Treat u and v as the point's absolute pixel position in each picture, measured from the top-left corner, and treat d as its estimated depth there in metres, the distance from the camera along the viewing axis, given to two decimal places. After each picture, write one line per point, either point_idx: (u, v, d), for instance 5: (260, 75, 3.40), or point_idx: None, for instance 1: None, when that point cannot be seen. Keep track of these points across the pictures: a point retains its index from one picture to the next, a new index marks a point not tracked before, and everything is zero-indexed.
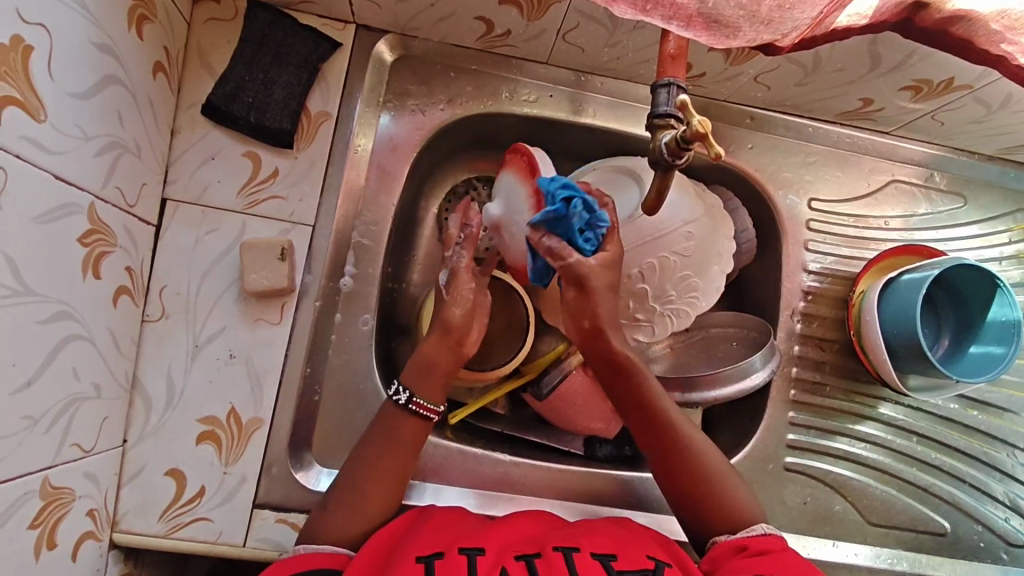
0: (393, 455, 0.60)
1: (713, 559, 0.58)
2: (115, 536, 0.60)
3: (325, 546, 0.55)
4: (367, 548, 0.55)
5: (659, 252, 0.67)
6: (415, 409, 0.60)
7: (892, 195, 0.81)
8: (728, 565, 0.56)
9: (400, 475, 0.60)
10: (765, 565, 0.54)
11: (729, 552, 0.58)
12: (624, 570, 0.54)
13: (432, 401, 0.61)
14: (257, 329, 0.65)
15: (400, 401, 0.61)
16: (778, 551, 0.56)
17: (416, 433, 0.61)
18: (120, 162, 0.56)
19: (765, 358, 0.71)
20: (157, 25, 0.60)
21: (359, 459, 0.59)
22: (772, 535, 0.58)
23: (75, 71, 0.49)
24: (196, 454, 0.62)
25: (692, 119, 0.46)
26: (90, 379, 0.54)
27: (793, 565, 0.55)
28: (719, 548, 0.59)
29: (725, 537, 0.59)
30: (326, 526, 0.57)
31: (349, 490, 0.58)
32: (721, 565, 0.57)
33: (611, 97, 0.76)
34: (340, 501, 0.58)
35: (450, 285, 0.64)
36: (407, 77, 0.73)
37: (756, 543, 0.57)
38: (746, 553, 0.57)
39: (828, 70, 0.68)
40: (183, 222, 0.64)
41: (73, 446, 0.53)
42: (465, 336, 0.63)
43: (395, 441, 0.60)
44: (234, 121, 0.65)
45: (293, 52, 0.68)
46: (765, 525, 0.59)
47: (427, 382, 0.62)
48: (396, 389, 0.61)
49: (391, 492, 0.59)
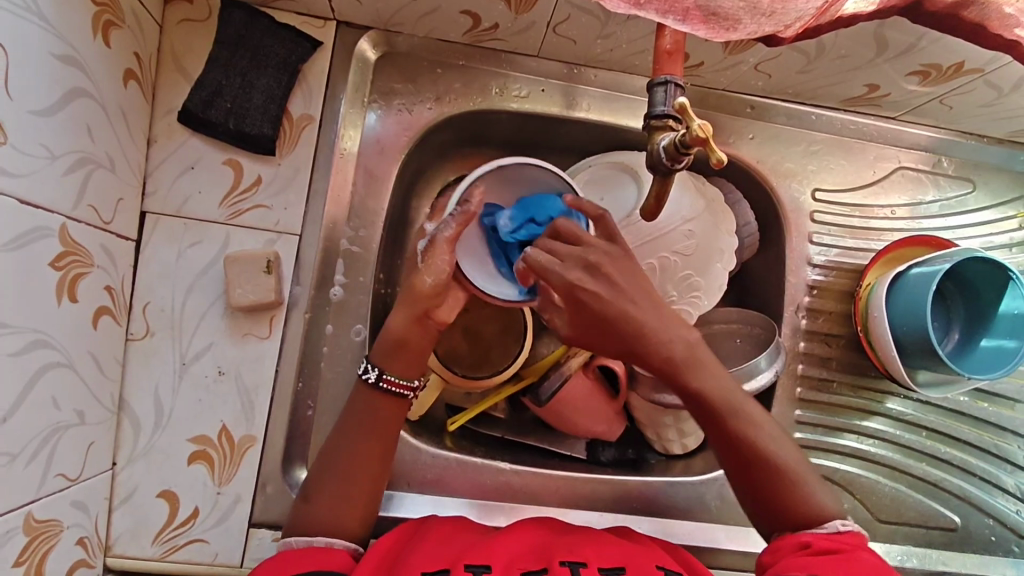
0: (376, 438, 0.58)
1: (775, 552, 0.54)
2: (109, 561, 0.59)
3: (319, 540, 0.54)
4: (373, 551, 0.54)
5: (659, 252, 0.65)
6: (386, 386, 0.58)
7: (898, 182, 0.78)
8: (789, 562, 0.52)
9: (384, 455, 0.59)
10: (829, 564, 0.50)
11: (792, 547, 0.54)
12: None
13: (404, 377, 0.59)
14: (246, 344, 0.63)
15: (371, 379, 0.58)
16: (849, 550, 0.51)
17: (395, 414, 0.59)
18: (92, 178, 0.53)
19: (770, 358, 0.69)
20: (126, 31, 0.57)
21: (341, 446, 0.58)
22: (846, 533, 0.54)
23: (36, 87, 0.46)
24: (188, 475, 0.60)
25: (692, 122, 0.43)
26: (72, 406, 0.52)
27: (864, 567, 0.50)
28: (783, 540, 0.55)
29: (791, 533, 0.55)
30: (317, 518, 0.56)
31: (336, 478, 0.57)
32: (781, 558, 0.54)
33: (605, 90, 0.73)
34: (326, 489, 0.56)
35: (427, 250, 0.59)
36: (392, 74, 0.69)
37: (825, 540, 0.53)
38: (810, 552, 0.52)
39: (833, 57, 0.65)
40: (164, 235, 0.62)
41: (58, 477, 0.51)
42: (435, 308, 0.60)
43: (373, 423, 0.58)
44: (212, 128, 0.62)
45: (271, 54, 0.64)
46: (840, 521, 0.54)
47: (398, 359, 0.59)
48: (366, 368, 0.59)
49: (376, 476, 0.58)
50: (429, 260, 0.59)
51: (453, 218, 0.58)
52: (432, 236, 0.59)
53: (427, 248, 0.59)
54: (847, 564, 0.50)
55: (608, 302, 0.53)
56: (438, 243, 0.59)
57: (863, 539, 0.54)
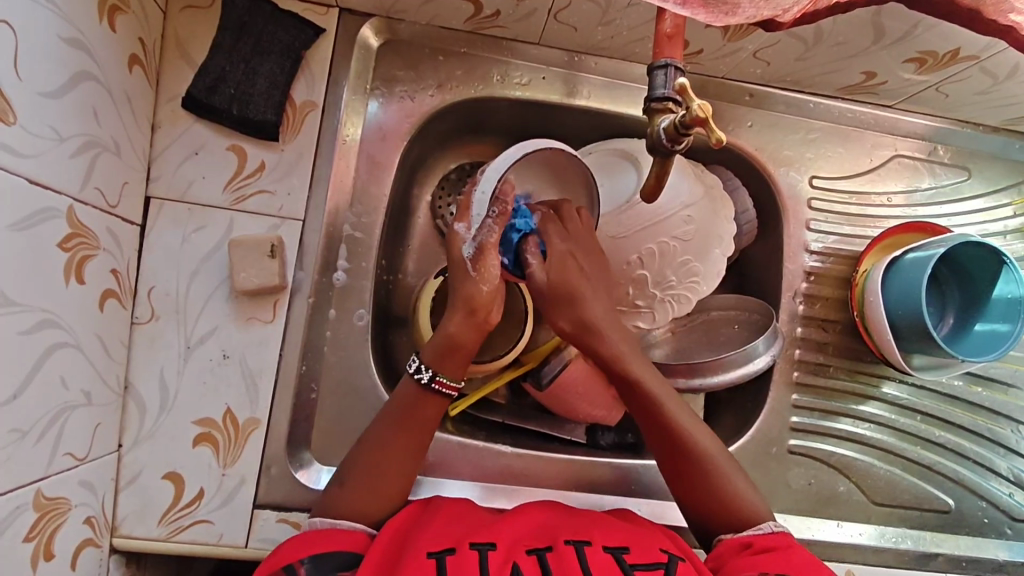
0: (419, 433, 0.59)
1: (717, 557, 0.57)
2: (115, 542, 0.59)
3: (342, 525, 0.55)
4: (385, 530, 0.55)
5: (658, 238, 0.66)
6: (438, 388, 0.59)
7: (894, 170, 0.79)
8: (733, 563, 0.55)
9: (421, 450, 0.60)
10: (769, 563, 0.54)
11: (734, 550, 0.57)
12: (636, 564, 0.54)
13: (452, 379, 0.60)
14: (250, 328, 0.63)
15: (422, 379, 0.59)
16: (784, 547, 0.55)
17: (437, 412, 0.60)
18: (99, 161, 0.54)
19: (768, 342, 0.70)
20: (131, 16, 0.57)
21: (379, 441, 0.58)
22: (779, 532, 0.57)
23: (45, 70, 0.47)
24: (193, 457, 0.61)
25: (692, 103, 0.44)
26: (79, 386, 0.53)
27: (799, 562, 0.54)
28: (724, 544, 0.58)
29: (731, 535, 0.59)
30: (345, 505, 0.56)
31: (368, 464, 0.58)
32: (725, 562, 0.57)
33: (605, 78, 0.74)
34: (358, 474, 0.57)
35: (476, 259, 0.59)
36: (394, 62, 0.70)
37: (761, 540, 0.57)
38: (751, 551, 0.56)
39: (829, 44, 0.65)
40: (168, 220, 0.62)
41: (67, 455, 0.52)
42: (489, 313, 0.60)
43: (415, 418, 0.59)
44: (217, 114, 0.63)
45: (274, 40, 0.65)
46: (773, 521, 0.58)
47: (448, 361, 0.60)
48: (419, 368, 0.59)
49: (411, 470, 0.59)
50: (481, 269, 0.59)
51: (492, 221, 0.58)
52: (481, 242, 0.58)
53: (478, 255, 0.59)
54: (783, 558, 0.54)
55: (576, 279, 0.60)
56: (486, 248, 0.58)
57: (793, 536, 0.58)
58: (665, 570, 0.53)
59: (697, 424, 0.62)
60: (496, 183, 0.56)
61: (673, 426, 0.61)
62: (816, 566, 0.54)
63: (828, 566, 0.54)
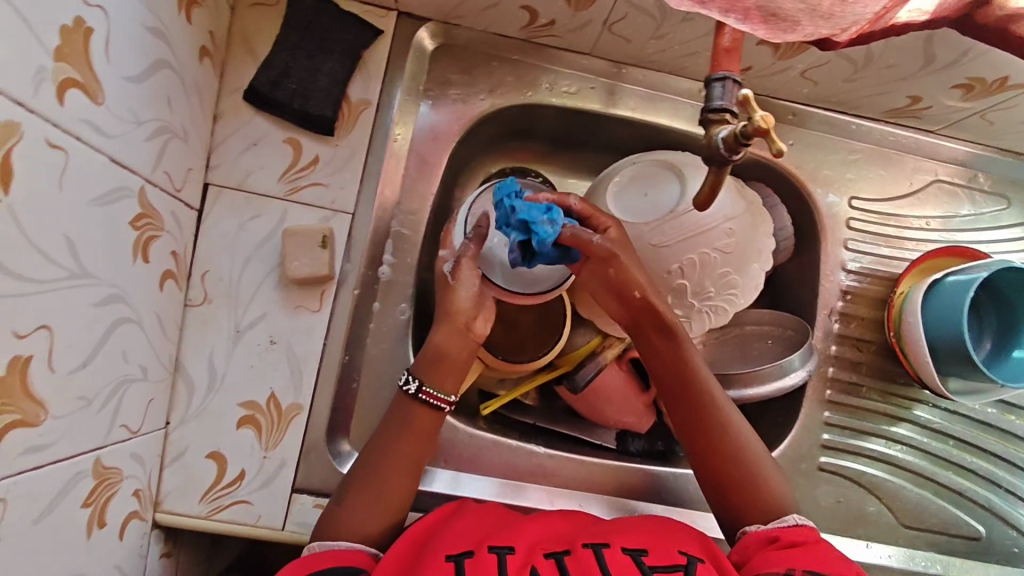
0: (411, 446, 0.60)
1: (743, 550, 0.58)
2: (158, 517, 0.60)
3: (343, 544, 0.56)
4: (400, 539, 0.56)
5: (699, 248, 0.67)
6: (426, 398, 0.60)
7: (933, 195, 0.80)
8: (759, 556, 0.56)
9: (416, 463, 0.60)
10: (795, 556, 0.55)
11: (759, 544, 0.58)
12: (655, 566, 0.54)
13: (443, 391, 0.61)
14: (297, 316, 0.65)
15: (410, 390, 0.61)
16: (809, 542, 0.56)
17: (431, 421, 0.61)
18: (169, 146, 0.56)
19: (803, 357, 0.71)
20: (205, 10, 0.60)
21: (373, 456, 0.59)
22: (801, 527, 0.58)
23: (128, 54, 0.48)
24: (236, 438, 0.63)
25: (754, 114, 0.45)
26: (138, 361, 0.54)
27: (824, 556, 0.55)
28: (749, 537, 0.59)
29: (755, 528, 0.60)
30: (345, 522, 0.57)
31: (368, 482, 0.59)
32: (751, 555, 0.57)
33: (652, 90, 0.76)
34: (361, 493, 0.58)
35: (454, 271, 0.61)
36: (448, 65, 0.72)
37: (786, 534, 0.57)
38: (778, 545, 0.57)
39: (879, 66, 0.66)
40: (225, 207, 0.64)
41: (123, 427, 0.53)
42: (474, 322, 0.62)
43: (409, 429, 0.60)
44: (278, 108, 0.65)
45: (337, 39, 0.67)
46: (797, 516, 0.59)
47: (436, 374, 0.61)
48: (407, 379, 0.61)
49: (409, 484, 0.60)
50: (460, 280, 0.61)
51: (470, 239, 0.61)
52: (458, 257, 0.61)
53: (456, 269, 0.61)
54: (809, 553, 0.55)
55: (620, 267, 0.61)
56: (464, 262, 0.61)
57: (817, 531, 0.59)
58: (684, 572, 0.54)
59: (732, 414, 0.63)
60: (471, 211, 0.64)
61: (712, 410, 0.63)
62: (841, 562, 0.55)
63: (851, 561, 0.55)
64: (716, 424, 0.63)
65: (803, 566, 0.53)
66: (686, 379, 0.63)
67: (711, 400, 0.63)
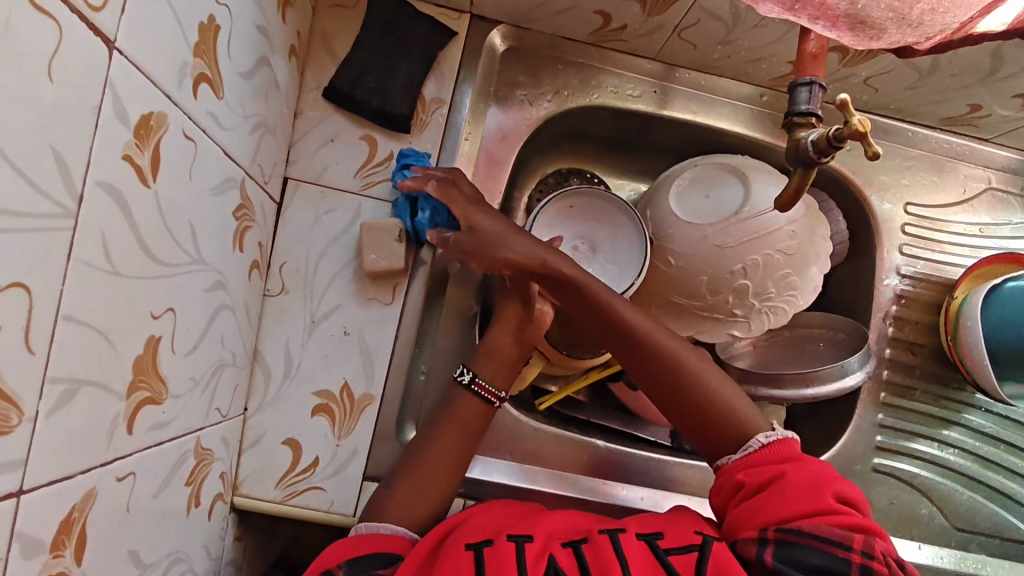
0: (461, 433, 0.62)
1: (721, 491, 0.58)
2: (236, 500, 0.62)
3: (384, 529, 0.56)
4: (431, 532, 0.55)
5: (763, 249, 0.68)
6: (477, 389, 0.64)
7: (987, 203, 0.81)
8: (734, 511, 0.55)
9: (464, 450, 0.62)
10: (762, 504, 0.53)
11: (732, 488, 0.57)
12: (670, 549, 0.52)
13: (494, 385, 0.64)
14: (370, 308, 0.67)
15: (464, 380, 0.64)
16: (775, 478, 0.55)
17: (483, 414, 0.64)
18: (262, 140, 0.58)
19: (862, 360, 0.72)
20: (294, 9, 0.62)
21: (424, 444, 0.61)
22: (767, 449, 0.57)
23: (243, 53, 0.50)
24: (311, 425, 0.64)
25: (850, 117, 0.46)
26: (230, 346, 0.56)
27: (795, 491, 0.53)
28: (724, 474, 0.59)
29: (728, 462, 0.59)
30: (393, 505, 0.58)
31: (414, 465, 0.60)
32: (728, 503, 0.57)
33: (713, 95, 0.77)
34: (407, 477, 0.59)
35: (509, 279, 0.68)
36: (517, 67, 0.74)
37: (751, 474, 0.56)
38: (745, 491, 0.56)
39: (944, 75, 0.68)
40: (303, 201, 0.66)
41: (216, 411, 0.55)
42: (528, 324, 0.67)
43: (460, 417, 0.62)
44: (356, 105, 0.67)
45: (414, 40, 0.69)
46: (761, 436, 0.58)
47: (491, 369, 0.65)
48: (461, 370, 0.64)
49: (458, 469, 0.61)
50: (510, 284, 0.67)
51: None
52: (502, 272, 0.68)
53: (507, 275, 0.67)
54: (778, 493, 0.53)
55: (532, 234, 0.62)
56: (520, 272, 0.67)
57: (787, 446, 0.57)
58: (698, 552, 0.52)
59: (686, 354, 0.62)
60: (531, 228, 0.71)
61: (663, 356, 0.61)
62: (811, 491, 0.53)
63: (827, 481, 0.53)
64: (669, 367, 0.61)
65: (772, 517, 0.52)
66: (627, 331, 0.61)
67: (657, 347, 0.61)
